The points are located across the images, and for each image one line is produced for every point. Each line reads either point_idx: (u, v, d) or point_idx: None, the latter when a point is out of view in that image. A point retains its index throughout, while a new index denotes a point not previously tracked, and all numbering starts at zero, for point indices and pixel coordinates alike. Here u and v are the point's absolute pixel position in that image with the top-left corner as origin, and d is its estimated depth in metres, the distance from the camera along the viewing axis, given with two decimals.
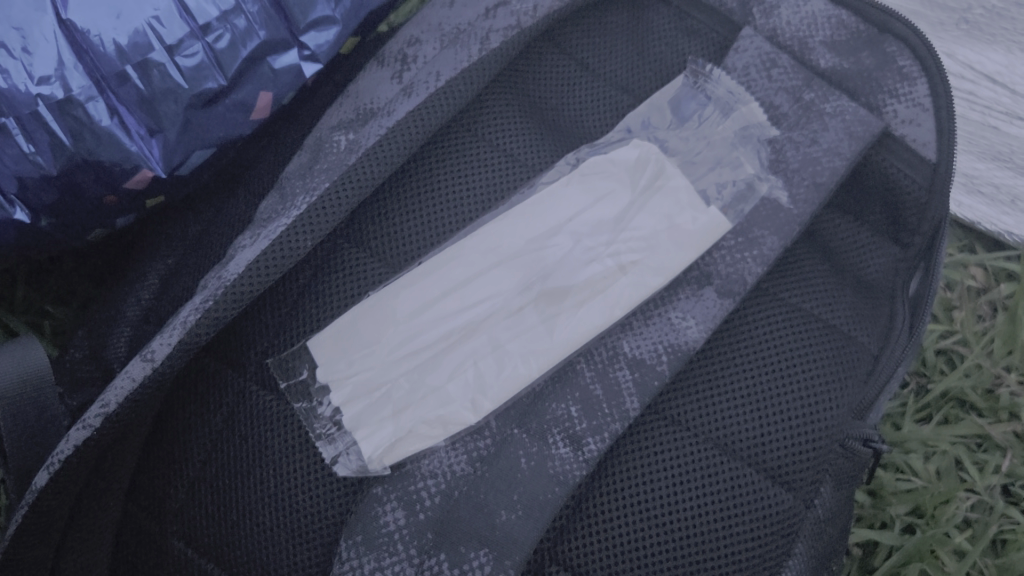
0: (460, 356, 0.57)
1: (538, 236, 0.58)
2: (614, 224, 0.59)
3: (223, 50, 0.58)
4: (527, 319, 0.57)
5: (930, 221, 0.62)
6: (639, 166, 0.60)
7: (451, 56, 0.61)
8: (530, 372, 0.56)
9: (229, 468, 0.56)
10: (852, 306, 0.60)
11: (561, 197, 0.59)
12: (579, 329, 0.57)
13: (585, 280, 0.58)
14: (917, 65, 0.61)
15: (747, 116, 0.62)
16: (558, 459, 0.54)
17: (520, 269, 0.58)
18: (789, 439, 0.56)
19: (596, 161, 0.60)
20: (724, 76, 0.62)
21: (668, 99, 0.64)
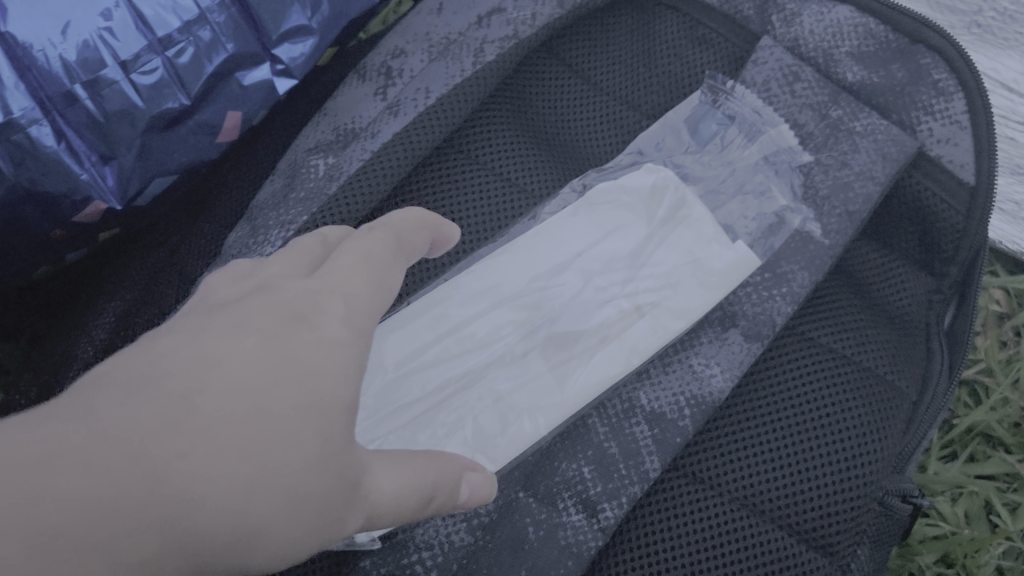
0: (461, 409, 0.49)
1: (544, 274, 0.53)
2: (627, 262, 0.54)
3: (186, 65, 0.52)
4: (531, 367, 0.51)
5: (967, 250, 0.56)
6: (656, 196, 0.55)
7: (440, 70, 0.55)
8: (538, 428, 0.49)
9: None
10: (890, 345, 0.55)
11: (567, 231, 0.54)
12: (594, 379, 0.51)
13: (596, 324, 0.52)
14: (955, 80, 0.55)
15: (776, 140, 0.56)
16: (570, 528, 0.48)
17: (524, 310, 0.52)
18: (825, 497, 0.50)
19: (604, 188, 0.55)
20: (748, 94, 0.57)
21: (684, 120, 0.58)
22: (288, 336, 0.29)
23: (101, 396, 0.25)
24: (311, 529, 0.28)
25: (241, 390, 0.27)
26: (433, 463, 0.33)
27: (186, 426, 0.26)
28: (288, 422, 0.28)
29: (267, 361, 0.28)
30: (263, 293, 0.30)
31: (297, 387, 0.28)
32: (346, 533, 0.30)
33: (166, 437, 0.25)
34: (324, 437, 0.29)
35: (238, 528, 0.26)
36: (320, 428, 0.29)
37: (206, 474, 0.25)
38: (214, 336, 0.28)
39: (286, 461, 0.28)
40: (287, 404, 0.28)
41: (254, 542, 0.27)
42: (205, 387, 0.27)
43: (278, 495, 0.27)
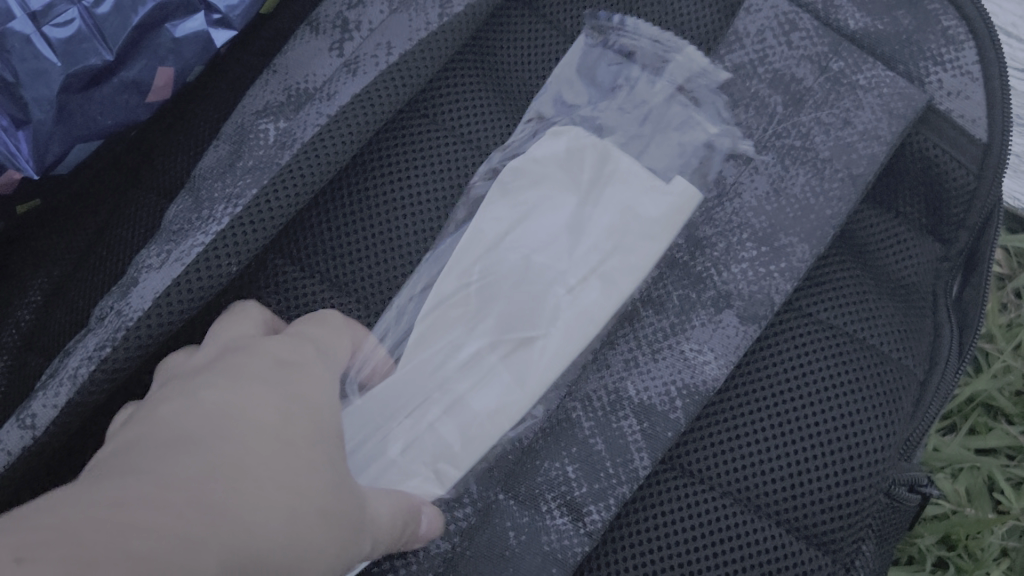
0: (406, 407, 0.44)
1: (496, 263, 0.48)
2: (570, 227, 0.49)
3: (106, 16, 0.46)
4: (487, 361, 0.46)
5: (980, 211, 0.52)
6: (575, 158, 0.50)
7: (403, 23, 0.49)
8: (490, 414, 0.45)
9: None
10: (896, 327, 0.49)
11: (520, 214, 0.48)
12: (551, 359, 0.46)
13: (545, 298, 0.47)
14: (964, 27, 0.50)
15: (686, 65, 0.50)
16: (555, 533, 0.44)
17: (477, 301, 0.47)
18: (829, 490, 0.46)
19: (534, 161, 0.49)
20: (640, 22, 0.51)
21: (576, 65, 0.51)
22: (285, 381, 0.33)
23: (202, 424, 0.29)
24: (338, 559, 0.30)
25: (280, 428, 0.30)
26: (401, 496, 0.38)
27: (252, 438, 0.29)
28: (303, 455, 0.30)
29: (278, 403, 0.31)
30: (274, 358, 0.34)
31: (306, 420, 0.32)
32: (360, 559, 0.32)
33: (257, 456, 0.28)
34: (337, 473, 0.31)
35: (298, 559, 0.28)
36: (331, 456, 0.32)
37: (273, 491, 0.28)
38: (240, 388, 0.31)
39: (323, 488, 0.30)
40: (306, 442, 0.31)
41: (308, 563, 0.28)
42: (262, 415, 0.30)
43: (324, 527, 0.29)
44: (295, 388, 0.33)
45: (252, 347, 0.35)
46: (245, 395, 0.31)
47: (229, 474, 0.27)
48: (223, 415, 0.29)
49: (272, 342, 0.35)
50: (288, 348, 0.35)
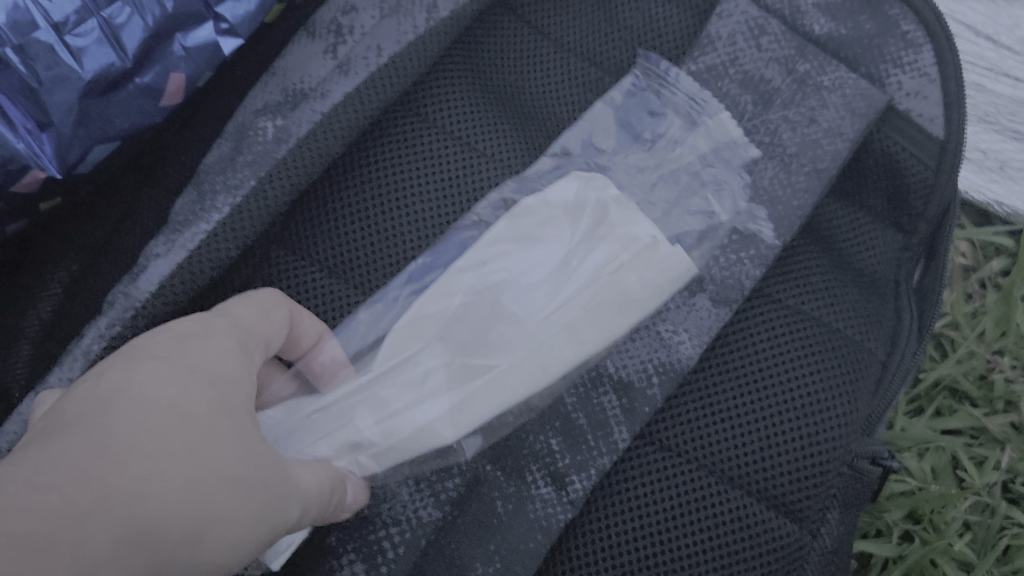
0: (343, 400, 0.46)
1: (462, 300, 0.49)
2: (548, 272, 0.50)
3: (123, 26, 0.49)
4: (437, 385, 0.46)
5: (938, 204, 0.55)
6: (574, 213, 0.52)
7: (392, 27, 0.53)
8: (416, 433, 0.45)
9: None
10: (859, 310, 0.53)
11: (495, 253, 0.50)
12: (501, 388, 0.47)
13: (510, 343, 0.48)
14: (922, 31, 0.55)
15: (716, 129, 0.54)
16: (539, 502, 0.47)
17: (445, 336, 0.48)
18: (795, 462, 0.49)
19: (530, 206, 0.51)
20: (684, 79, 0.55)
21: (614, 117, 0.56)
22: (197, 361, 0.35)
23: (116, 406, 0.32)
24: (245, 533, 0.33)
25: (193, 407, 0.33)
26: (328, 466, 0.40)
27: (153, 419, 0.32)
28: (207, 431, 0.33)
29: (189, 385, 0.34)
30: (201, 337, 0.37)
31: (214, 398, 0.34)
32: (282, 528, 0.35)
33: (159, 436, 0.31)
34: (244, 448, 0.34)
35: (189, 533, 0.31)
36: (241, 434, 0.35)
37: (170, 464, 0.31)
38: (160, 366, 0.34)
39: (222, 464, 0.33)
40: (219, 419, 0.34)
41: (203, 534, 0.31)
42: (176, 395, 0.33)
43: (224, 501, 0.32)
44: (212, 369, 0.36)
45: (181, 323, 0.38)
46: (164, 376, 0.34)
47: (128, 457, 0.30)
48: (138, 397, 0.32)
49: (208, 318, 0.39)
50: (217, 326, 0.38)
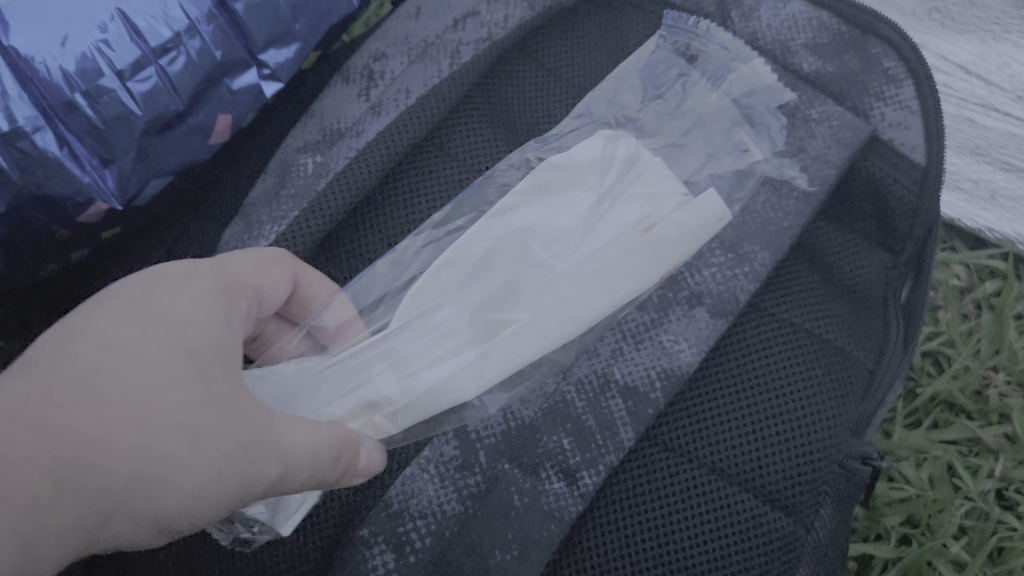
0: (360, 356, 0.47)
1: (487, 254, 0.51)
2: (570, 224, 0.53)
3: (178, 73, 0.56)
4: (462, 335, 0.48)
5: (921, 228, 0.60)
6: (602, 163, 0.56)
7: (420, 71, 0.60)
8: (437, 383, 0.47)
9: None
10: (846, 320, 0.58)
11: (517, 208, 0.53)
12: (524, 340, 0.49)
13: (535, 292, 0.51)
14: (903, 68, 0.60)
15: (750, 74, 0.61)
16: (552, 495, 0.52)
17: (470, 286, 0.50)
18: (788, 460, 0.53)
19: (552, 166, 0.55)
20: (717, 32, 0.63)
21: (639, 69, 0.63)
22: (180, 311, 0.38)
23: (80, 355, 0.34)
24: (197, 483, 0.36)
25: (157, 356, 0.36)
26: (332, 430, 0.42)
27: (117, 366, 0.35)
28: (173, 382, 0.36)
29: (165, 336, 0.37)
30: (183, 284, 0.40)
31: (187, 350, 0.37)
32: (252, 484, 0.38)
33: (119, 389, 0.34)
34: (208, 399, 0.37)
35: (134, 479, 0.34)
36: (211, 391, 0.38)
37: (125, 411, 0.34)
38: (133, 316, 0.37)
39: (184, 418, 0.36)
40: (187, 371, 0.37)
41: (150, 482, 0.34)
42: (144, 349, 0.36)
43: (179, 450, 0.35)
44: (185, 317, 0.38)
45: (162, 269, 0.40)
46: (137, 328, 0.36)
47: (88, 407, 0.33)
48: (107, 347, 0.35)
49: (196, 262, 0.41)
50: (196, 274, 0.41)
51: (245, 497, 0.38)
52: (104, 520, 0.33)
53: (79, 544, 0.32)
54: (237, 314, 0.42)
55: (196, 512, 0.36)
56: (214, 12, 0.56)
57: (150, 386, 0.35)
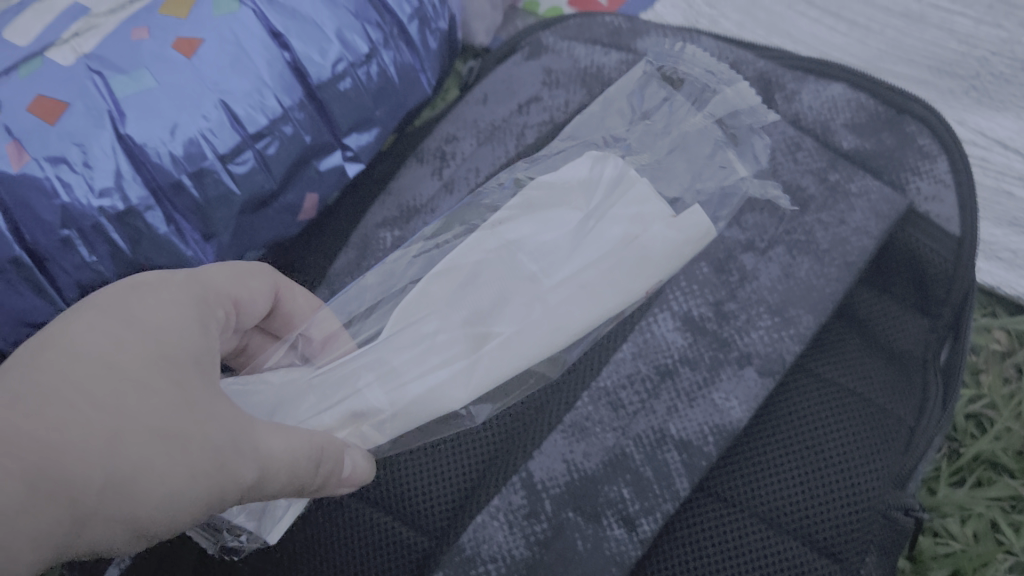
0: (349, 366, 0.53)
1: (475, 273, 0.58)
2: (558, 238, 0.60)
3: (272, 155, 0.63)
4: (450, 349, 0.54)
5: (959, 291, 0.64)
6: (586, 185, 0.63)
7: (489, 152, 0.69)
8: (427, 391, 0.52)
9: (318, 522, 0.59)
10: (886, 379, 0.62)
11: (508, 228, 0.60)
12: (513, 352, 0.54)
13: (524, 300, 0.57)
14: (936, 144, 0.66)
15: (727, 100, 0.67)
16: (614, 540, 0.55)
17: (455, 304, 0.56)
18: (835, 510, 0.57)
19: (543, 185, 0.63)
20: (700, 56, 0.70)
21: (621, 95, 0.71)
22: (158, 326, 0.44)
23: (58, 365, 0.40)
24: (178, 486, 0.41)
25: (132, 364, 0.41)
26: (312, 438, 0.47)
27: (94, 378, 0.40)
28: (149, 389, 0.41)
29: (144, 348, 0.42)
30: (162, 300, 0.45)
31: (163, 360, 0.43)
32: (233, 488, 0.43)
33: (92, 396, 0.39)
34: (185, 406, 0.42)
35: (112, 481, 0.39)
36: (190, 400, 0.43)
37: (104, 416, 0.39)
38: (111, 330, 0.42)
39: (162, 423, 0.41)
40: (162, 380, 0.42)
41: (130, 481, 0.39)
42: (121, 360, 0.41)
43: (155, 454, 0.40)
44: (158, 329, 0.44)
45: (142, 284, 0.46)
46: (112, 341, 0.42)
47: (63, 414, 0.38)
48: (82, 359, 0.40)
49: (174, 275, 0.47)
50: (174, 290, 0.46)
51: (224, 499, 0.43)
52: (79, 524, 0.38)
53: (55, 542, 0.37)
54: (210, 326, 0.47)
55: (173, 514, 0.41)
56: (304, 101, 0.65)
57: (127, 394, 0.40)
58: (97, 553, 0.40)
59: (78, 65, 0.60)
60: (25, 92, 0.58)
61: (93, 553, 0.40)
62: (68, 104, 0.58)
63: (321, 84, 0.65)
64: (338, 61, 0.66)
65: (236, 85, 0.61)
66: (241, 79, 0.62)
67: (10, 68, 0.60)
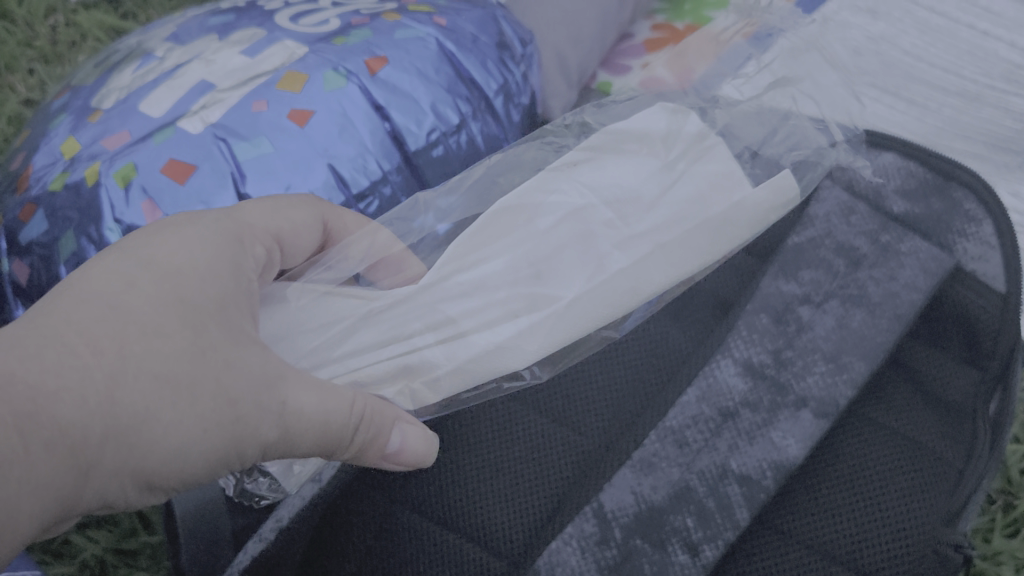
0: (402, 313, 0.58)
1: (544, 226, 0.63)
2: (640, 191, 0.67)
3: (373, 212, 0.74)
4: (519, 310, 0.59)
5: (1005, 344, 0.69)
6: (668, 138, 0.71)
7: None
8: (492, 350, 0.58)
9: (400, 548, 0.64)
10: (935, 426, 0.66)
11: (584, 175, 0.67)
12: (583, 314, 0.60)
13: (601, 252, 0.62)
14: (981, 208, 0.74)
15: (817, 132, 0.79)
16: (678, 565, 0.59)
17: (522, 255, 0.61)
18: (887, 542, 0.60)
19: (618, 138, 0.70)
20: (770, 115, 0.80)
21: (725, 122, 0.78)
22: (176, 277, 0.49)
23: (64, 308, 0.46)
24: (190, 442, 0.47)
25: (143, 311, 0.47)
26: (349, 395, 0.53)
27: (105, 331, 0.46)
28: (161, 338, 0.47)
29: (161, 296, 0.48)
30: (189, 247, 0.51)
31: (179, 309, 0.48)
32: (254, 440, 0.49)
33: (94, 344, 0.45)
34: (199, 353, 0.48)
35: (116, 432, 0.45)
36: (206, 351, 0.48)
37: (108, 364, 0.45)
38: (127, 278, 0.48)
39: (172, 372, 0.47)
40: (176, 326, 0.48)
41: (140, 430, 0.45)
42: (132, 307, 0.47)
43: (161, 401, 0.46)
44: (177, 271, 0.50)
45: (170, 227, 0.53)
46: (124, 287, 0.48)
47: (62, 357, 0.44)
48: (89, 305, 0.46)
49: (206, 217, 0.54)
50: (201, 232, 0.53)
51: (243, 450, 0.49)
52: (82, 475, 0.44)
53: (54, 494, 0.43)
54: (244, 268, 0.54)
55: (182, 464, 0.47)
56: (401, 166, 0.75)
57: (136, 342, 0.46)
58: (109, 500, 0.47)
59: (205, 133, 0.69)
60: (159, 157, 0.68)
61: (103, 501, 0.47)
62: (195, 167, 0.68)
63: (417, 151, 0.76)
64: (432, 131, 0.76)
65: (343, 151, 0.72)
66: (347, 146, 0.72)
67: (146, 136, 0.69)
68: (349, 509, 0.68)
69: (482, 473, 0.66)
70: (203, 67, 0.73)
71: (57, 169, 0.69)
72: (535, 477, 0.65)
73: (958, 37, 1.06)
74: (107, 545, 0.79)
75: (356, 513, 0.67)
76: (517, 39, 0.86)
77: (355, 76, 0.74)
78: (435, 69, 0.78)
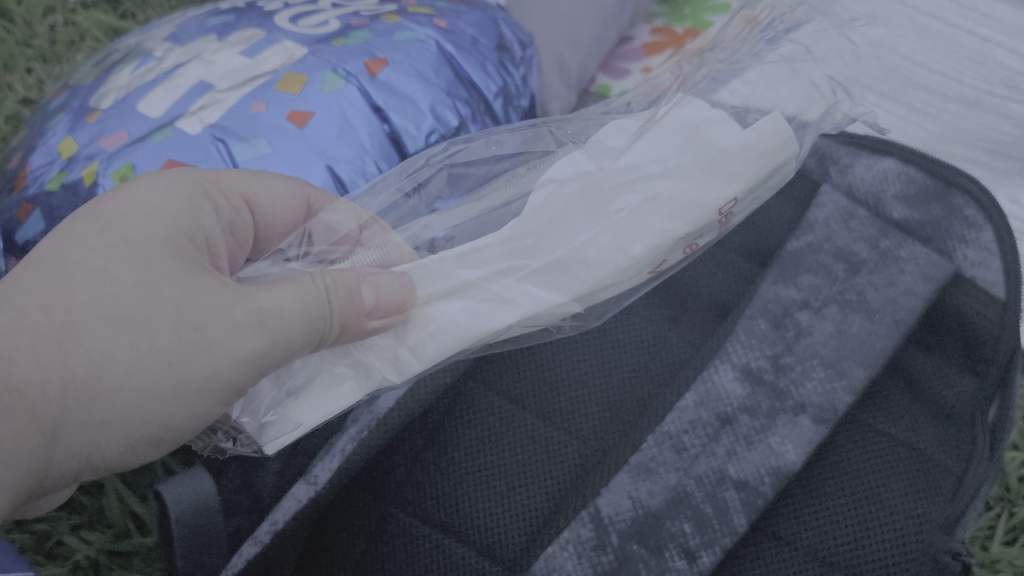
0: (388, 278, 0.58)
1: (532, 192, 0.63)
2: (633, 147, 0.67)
3: None
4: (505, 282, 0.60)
5: (1004, 352, 0.69)
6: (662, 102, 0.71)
7: None
8: (473, 317, 0.58)
9: (397, 551, 0.64)
10: (935, 436, 0.66)
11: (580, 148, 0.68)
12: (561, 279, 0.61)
13: (592, 226, 0.62)
14: (981, 215, 0.73)
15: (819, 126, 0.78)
16: (675, 571, 0.59)
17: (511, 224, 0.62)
18: (886, 549, 0.60)
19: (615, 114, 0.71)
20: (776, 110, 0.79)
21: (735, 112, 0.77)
22: (126, 223, 0.52)
23: (25, 272, 0.50)
24: (152, 379, 0.50)
25: (89, 261, 0.50)
26: (322, 289, 0.53)
27: (57, 287, 0.49)
28: (107, 282, 0.50)
29: (109, 241, 0.51)
30: (145, 197, 0.54)
31: (128, 249, 0.51)
32: (228, 363, 0.51)
33: (44, 302, 0.49)
34: (147, 287, 0.50)
35: (71, 382, 0.48)
36: (157, 285, 0.50)
37: (58, 320, 0.49)
38: (80, 232, 0.51)
39: (117, 312, 0.49)
40: (124, 266, 0.50)
41: (96, 378, 0.49)
42: (79, 260, 0.50)
43: (111, 345, 0.49)
44: (124, 218, 0.52)
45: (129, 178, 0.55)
46: (72, 242, 0.51)
47: (13, 319, 0.48)
48: (40, 265, 0.50)
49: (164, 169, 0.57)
50: (155, 178, 0.55)
51: (226, 374, 0.51)
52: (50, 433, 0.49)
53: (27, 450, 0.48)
54: (200, 206, 0.56)
55: (151, 403, 0.50)
56: None
57: (84, 289, 0.49)
58: (101, 454, 0.52)
59: (204, 134, 0.69)
60: (156, 158, 0.68)
61: (90, 459, 0.51)
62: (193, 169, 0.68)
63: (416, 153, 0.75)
64: (431, 133, 0.76)
65: (342, 153, 0.72)
66: (346, 148, 0.72)
67: (143, 137, 0.69)
68: (348, 512, 0.67)
69: (479, 476, 0.66)
70: (203, 68, 0.73)
71: (54, 168, 0.69)
72: (532, 481, 0.65)
73: (958, 43, 1.07)
74: (101, 547, 0.79)
75: (355, 517, 0.67)
76: (517, 43, 0.86)
77: (354, 77, 0.74)
78: (435, 71, 0.78)
